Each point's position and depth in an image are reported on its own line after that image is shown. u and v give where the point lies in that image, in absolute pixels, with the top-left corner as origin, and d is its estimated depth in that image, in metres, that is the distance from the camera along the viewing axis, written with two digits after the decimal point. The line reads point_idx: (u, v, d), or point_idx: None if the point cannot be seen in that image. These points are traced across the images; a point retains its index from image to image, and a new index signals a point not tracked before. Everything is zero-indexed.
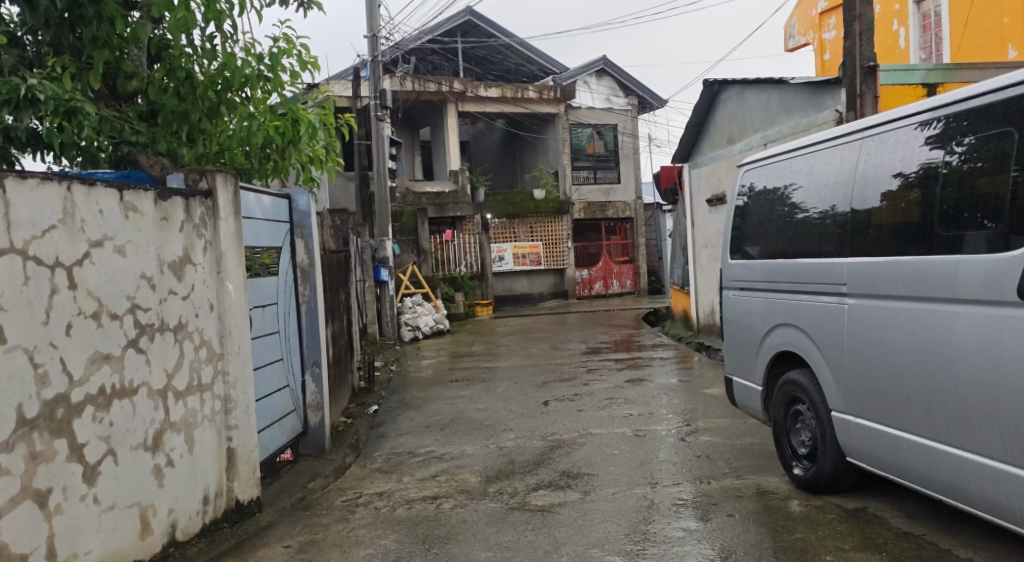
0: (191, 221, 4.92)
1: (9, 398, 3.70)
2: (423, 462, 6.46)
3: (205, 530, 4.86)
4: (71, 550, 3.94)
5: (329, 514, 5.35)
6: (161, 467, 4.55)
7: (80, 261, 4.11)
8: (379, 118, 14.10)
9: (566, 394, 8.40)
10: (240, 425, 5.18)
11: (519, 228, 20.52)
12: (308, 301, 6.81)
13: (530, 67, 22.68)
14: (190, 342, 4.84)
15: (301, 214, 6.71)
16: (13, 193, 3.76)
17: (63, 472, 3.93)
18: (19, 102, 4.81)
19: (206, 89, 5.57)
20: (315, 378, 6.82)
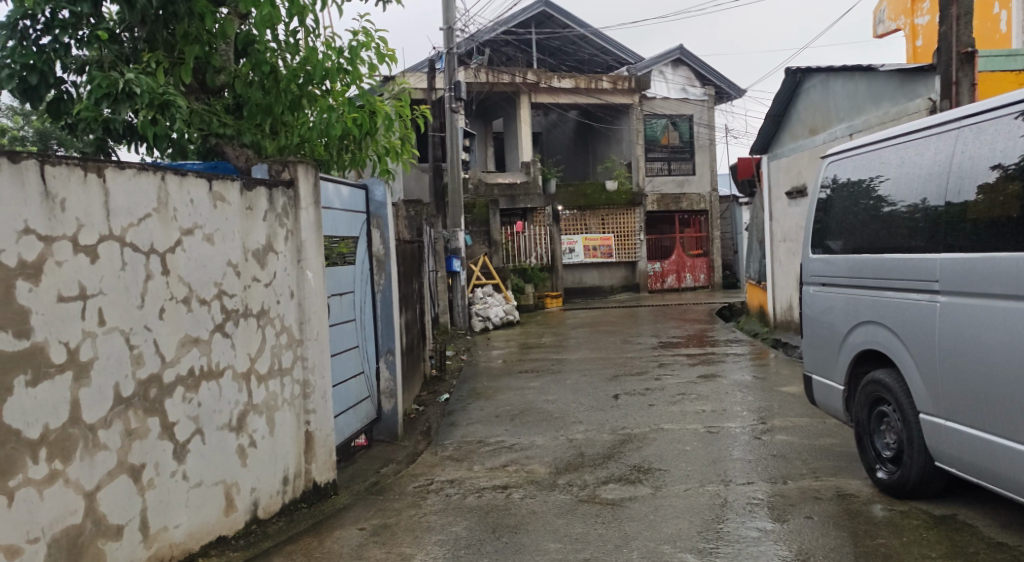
0: (274, 211, 5.06)
1: (107, 377, 3.88)
2: (493, 451, 6.54)
3: (285, 510, 5.03)
4: (161, 523, 4.13)
5: (402, 499, 5.47)
6: (244, 447, 4.71)
7: (173, 248, 4.28)
8: (453, 109, 14.23)
9: (637, 388, 8.38)
10: (318, 409, 5.33)
11: (591, 219, 20.42)
12: (382, 290, 6.96)
13: (605, 58, 22.55)
14: (272, 327, 5.00)
15: (377, 205, 6.84)
16: (111, 182, 3.93)
17: (154, 449, 4.11)
18: (118, 94, 5.14)
19: (289, 82, 5.66)
20: (389, 364, 6.95)
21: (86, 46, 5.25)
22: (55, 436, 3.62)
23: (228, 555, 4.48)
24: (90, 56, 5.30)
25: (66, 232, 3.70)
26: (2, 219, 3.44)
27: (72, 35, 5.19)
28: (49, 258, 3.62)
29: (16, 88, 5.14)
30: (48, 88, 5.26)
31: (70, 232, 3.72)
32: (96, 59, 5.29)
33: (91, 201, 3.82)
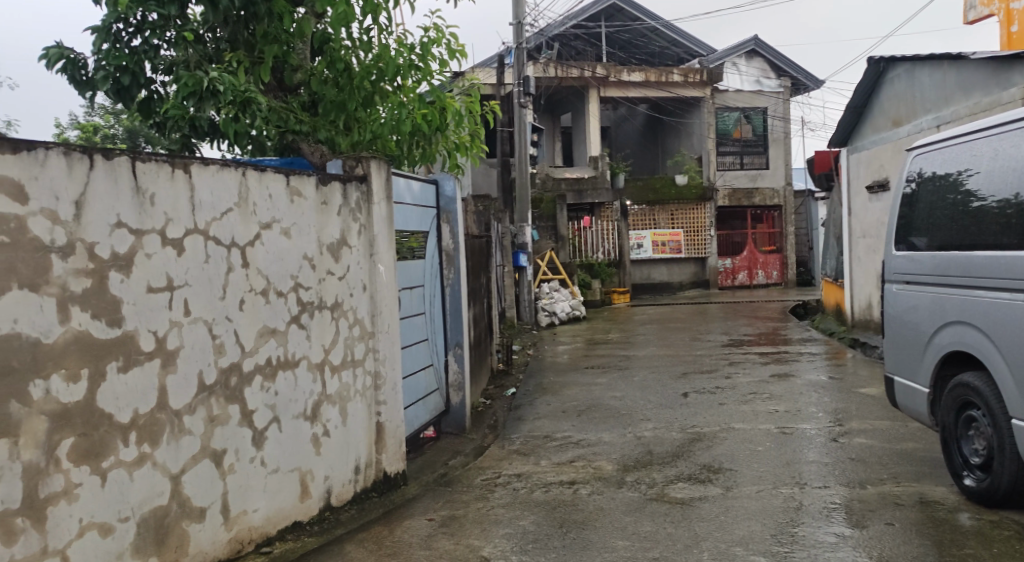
0: (348, 206, 5.16)
1: (192, 365, 4.01)
2: (560, 446, 6.54)
3: (356, 498, 5.13)
4: (241, 507, 4.26)
5: (470, 492, 5.51)
6: (318, 436, 4.82)
7: (252, 242, 4.40)
8: (522, 104, 14.24)
9: (707, 386, 8.27)
10: (389, 400, 5.41)
11: (659, 214, 20.26)
12: (452, 284, 7.04)
13: (676, 50, 22.28)
14: (345, 320, 5.09)
15: (447, 200, 6.91)
16: (196, 178, 4.06)
17: (235, 435, 4.24)
18: (203, 92, 5.29)
19: (362, 79, 5.80)
20: (457, 358, 7.01)
21: (173, 47, 5.58)
22: (144, 421, 3.76)
23: (303, 540, 4.60)
24: (177, 57, 5.58)
25: (154, 225, 3.83)
26: (97, 213, 3.57)
27: (161, 36, 5.51)
28: (139, 250, 3.76)
29: (110, 88, 5.56)
30: (139, 87, 5.61)
31: (158, 225, 3.85)
32: (183, 59, 5.55)
33: (177, 196, 3.95)
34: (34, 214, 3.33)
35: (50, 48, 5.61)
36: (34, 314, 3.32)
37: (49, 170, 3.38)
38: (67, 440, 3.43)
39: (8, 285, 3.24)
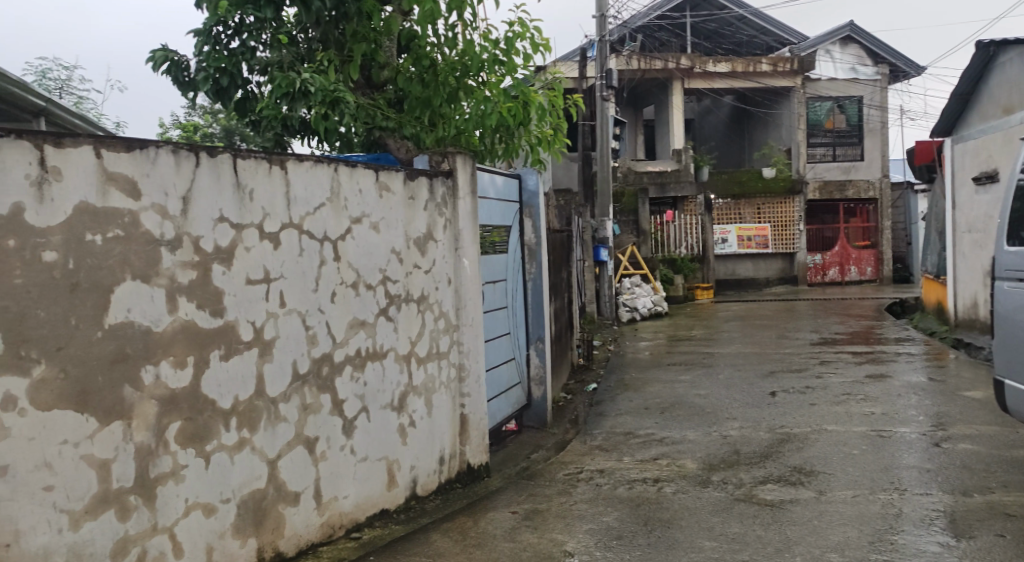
0: (434, 201, 5.20)
1: (287, 354, 4.11)
2: (643, 444, 6.47)
3: (441, 488, 5.18)
4: (332, 493, 4.35)
5: (552, 486, 5.49)
6: (405, 426, 4.88)
7: (343, 236, 4.47)
8: (605, 98, 14.12)
9: (796, 386, 8.06)
10: (473, 392, 5.44)
11: (745, 208, 19.85)
12: (534, 277, 7.04)
13: (765, 39, 21.72)
14: (430, 312, 5.13)
15: (530, 194, 6.89)
16: (292, 173, 4.15)
17: (326, 424, 4.33)
18: (295, 93, 5.49)
19: (447, 75, 5.74)
20: (539, 352, 7.02)
21: (269, 49, 5.81)
22: (244, 407, 3.87)
23: (391, 528, 4.67)
24: (272, 58, 5.81)
25: (253, 220, 3.93)
26: (202, 208, 3.69)
27: (258, 39, 5.79)
28: (239, 244, 3.86)
29: (211, 89, 5.84)
30: (237, 88, 5.86)
31: (257, 220, 3.95)
32: (277, 59, 5.78)
33: (274, 191, 4.05)
34: (146, 209, 3.46)
35: (156, 50, 5.87)
36: (145, 304, 3.45)
37: (159, 167, 3.51)
38: (175, 424, 3.56)
39: (123, 276, 3.37)
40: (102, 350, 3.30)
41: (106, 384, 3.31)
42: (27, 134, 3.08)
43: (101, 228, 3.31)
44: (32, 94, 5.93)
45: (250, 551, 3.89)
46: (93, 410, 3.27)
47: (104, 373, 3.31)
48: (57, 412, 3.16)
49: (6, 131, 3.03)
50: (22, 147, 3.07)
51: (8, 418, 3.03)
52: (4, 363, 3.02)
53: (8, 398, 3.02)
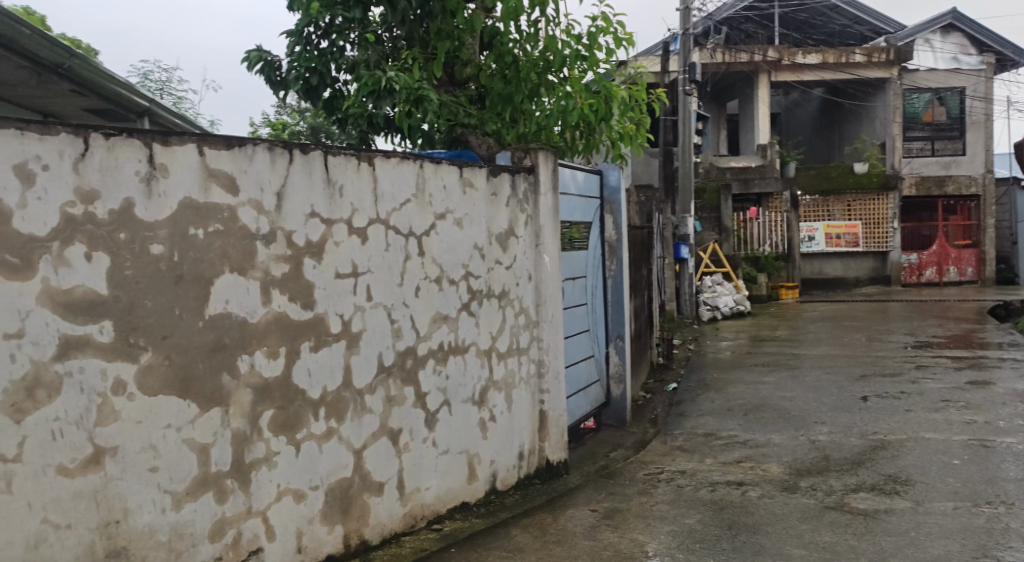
0: (516, 197, 5.18)
1: (373, 347, 4.17)
2: (726, 446, 6.35)
3: (520, 483, 5.19)
4: (415, 484, 4.40)
5: (633, 485, 5.42)
6: (485, 421, 4.89)
7: (428, 232, 4.51)
8: (687, 92, 13.89)
9: (889, 391, 7.78)
10: (552, 389, 5.40)
11: (835, 206, 19.21)
12: (614, 275, 6.97)
13: (859, 28, 21.01)
14: (512, 308, 5.12)
15: (611, 190, 6.83)
16: (380, 170, 4.20)
17: (410, 416, 4.38)
18: (381, 91, 5.63)
19: (529, 71, 5.74)
20: (619, 350, 6.94)
21: (357, 48, 5.92)
22: (332, 398, 3.95)
23: (471, 521, 4.68)
24: (358, 57, 5.93)
25: (342, 215, 4.00)
26: (295, 203, 3.77)
27: (345, 39, 5.89)
28: (329, 239, 3.94)
29: (301, 87, 6.07)
30: (326, 86, 6.06)
31: (346, 216, 4.01)
32: (363, 59, 5.89)
33: (363, 187, 4.11)
34: (243, 204, 3.55)
35: (250, 51, 6.04)
36: (241, 296, 3.55)
37: (256, 164, 3.60)
38: (268, 412, 3.65)
39: (221, 268, 3.47)
40: (202, 340, 3.40)
41: (206, 372, 3.42)
42: (137, 132, 3.19)
43: (202, 223, 3.41)
44: (136, 94, 6.19)
45: (337, 538, 3.97)
46: (193, 396, 3.37)
47: (205, 361, 3.41)
48: (162, 397, 3.27)
49: (119, 130, 3.14)
50: (132, 145, 3.18)
51: (118, 402, 3.14)
52: (115, 349, 3.14)
53: (118, 383, 3.14)
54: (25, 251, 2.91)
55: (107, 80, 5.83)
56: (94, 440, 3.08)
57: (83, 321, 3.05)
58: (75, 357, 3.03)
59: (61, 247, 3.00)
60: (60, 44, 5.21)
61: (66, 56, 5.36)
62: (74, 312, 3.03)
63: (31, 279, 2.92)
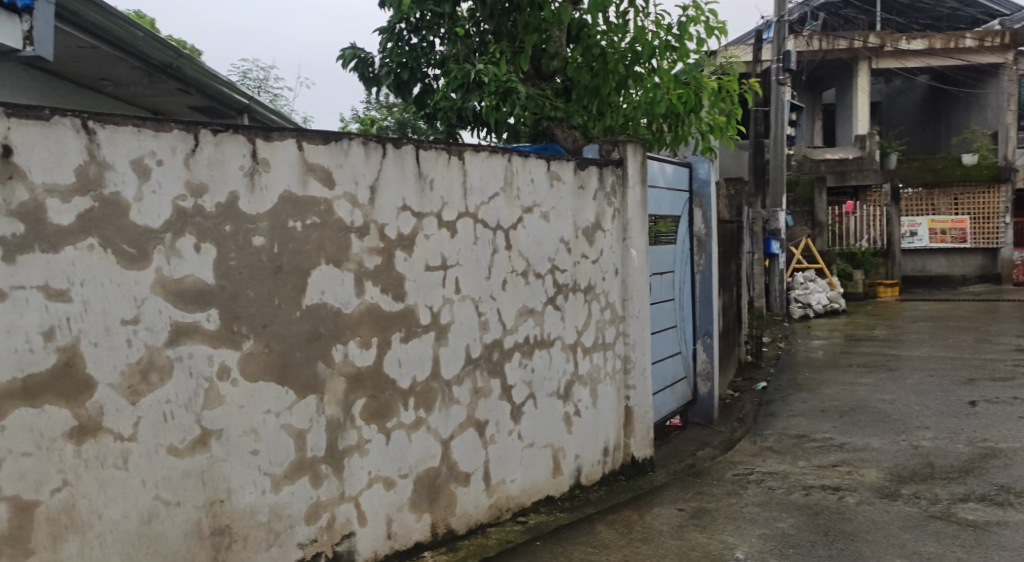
0: (604, 190, 5.11)
1: (460, 339, 4.19)
2: (820, 448, 6.15)
3: (605, 479, 5.15)
4: (500, 476, 4.41)
5: (721, 486, 5.30)
6: (570, 415, 4.87)
7: (515, 225, 4.50)
8: (780, 81, 13.46)
9: (999, 396, 7.40)
10: (638, 385, 5.33)
11: (940, 199, 18.30)
12: (702, 271, 6.83)
13: (970, 11, 19.97)
14: (598, 303, 5.06)
15: (701, 183, 6.68)
16: (469, 163, 4.21)
17: (496, 408, 4.39)
18: (470, 84, 5.69)
19: (617, 62, 5.64)
20: (706, 347, 6.82)
21: (446, 43, 6.00)
22: (421, 388, 3.99)
23: (556, 515, 4.67)
24: (447, 51, 5.98)
25: (433, 209, 4.03)
26: (387, 196, 3.82)
27: (434, 34, 6.03)
28: (420, 232, 3.97)
29: (393, 82, 6.19)
30: (416, 81, 6.16)
31: (436, 209, 4.04)
32: (452, 53, 5.94)
33: (452, 181, 4.13)
34: (339, 197, 3.62)
35: (345, 48, 6.16)
36: (336, 287, 3.61)
37: (351, 158, 3.65)
38: (360, 400, 3.72)
39: (318, 260, 3.55)
40: (299, 328, 3.48)
41: (303, 360, 3.50)
42: (242, 128, 3.28)
43: (301, 215, 3.48)
44: (239, 93, 6.43)
45: (425, 526, 4.01)
46: (291, 383, 3.46)
47: (302, 349, 3.49)
48: (262, 384, 3.36)
49: (226, 125, 3.23)
50: (238, 140, 3.27)
51: (223, 387, 3.24)
52: (221, 337, 3.24)
53: (223, 368, 3.24)
54: (141, 241, 3.02)
55: (213, 80, 6.07)
56: (201, 422, 3.18)
57: (192, 308, 3.16)
58: (185, 344, 3.14)
59: (173, 237, 3.10)
60: (169, 44, 5.41)
61: (174, 56, 5.57)
62: (184, 299, 3.14)
63: (146, 268, 3.03)
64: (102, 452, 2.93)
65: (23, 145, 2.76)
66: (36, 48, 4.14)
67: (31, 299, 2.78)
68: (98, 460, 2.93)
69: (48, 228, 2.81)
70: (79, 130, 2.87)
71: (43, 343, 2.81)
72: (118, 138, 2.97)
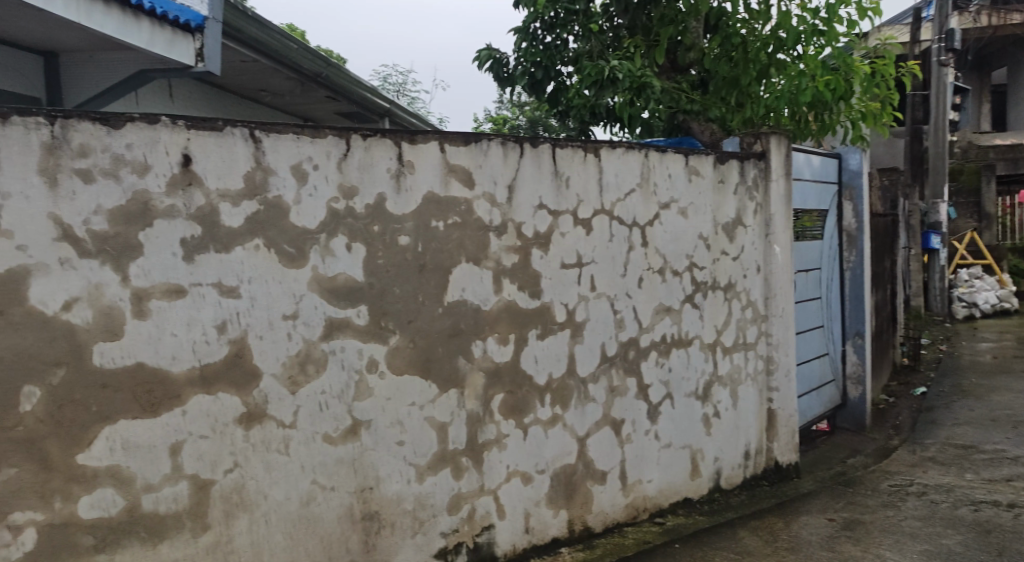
0: (745, 183, 5.01)
1: (596, 337, 4.22)
2: (990, 461, 5.79)
3: (747, 483, 5.06)
4: (637, 476, 4.42)
5: (876, 497, 5.08)
6: (709, 416, 4.81)
7: (652, 222, 4.49)
8: (942, 62, 12.62)
9: None
10: (783, 387, 5.19)
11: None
12: (852, 268, 6.54)
13: None
14: (738, 301, 4.98)
15: (851, 174, 6.42)
16: (605, 160, 4.23)
17: (633, 407, 4.40)
18: (603, 81, 5.73)
19: (758, 51, 5.38)
20: (857, 348, 6.56)
21: (580, 40, 6.09)
22: (557, 385, 4.05)
23: (695, 517, 4.63)
24: (582, 48, 6.09)
25: (569, 207, 4.08)
26: (525, 196, 3.90)
27: (568, 31, 6.11)
28: (556, 230, 4.04)
29: (528, 82, 6.35)
30: (550, 80, 6.26)
31: (572, 207, 4.09)
32: (586, 49, 6.04)
33: (589, 178, 4.17)
34: (478, 197, 3.72)
35: (481, 50, 6.33)
36: (476, 284, 3.72)
37: (490, 159, 3.76)
38: (499, 396, 3.81)
39: (458, 258, 3.67)
40: (441, 325, 3.61)
41: (445, 355, 3.63)
42: (389, 132, 3.43)
43: (443, 215, 3.61)
44: (381, 98, 6.73)
45: (562, 522, 4.07)
46: (434, 377, 3.59)
47: (443, 344, 3.62)
48: (407, 377, 3.51)
49: (374, 130, 3.39)
50: (384, 144, 3.43)
51: (372, 380, 3.41)
52: (370, 332, 3.40)
53: (372, 362, 3.41)
54: (299, 241, 3.22)
55: (357, 86, 6.37)
56: (352, 413, 3.36)
57: (343, 305, 3.33)
58: (338, 338, 3.32)
59: (327, 238, 3.29)
60: (321, 55, 5.73)
61: (324, 66, 5.89)
62: (336, 296, 3.32)
63: (304, 266, 3.23)
64: (267, 436, 3.15)
65: (200, 153, 3.00)
66: (207, 64, 4.76)
67: (207, 295, 3.02)
68: (263, 444, 3.14)
69: (220, 230, 3.04)
70: (247, 138, 3.09)
71: (217, 336, 3.05)
72: (280, 145, 3.17)
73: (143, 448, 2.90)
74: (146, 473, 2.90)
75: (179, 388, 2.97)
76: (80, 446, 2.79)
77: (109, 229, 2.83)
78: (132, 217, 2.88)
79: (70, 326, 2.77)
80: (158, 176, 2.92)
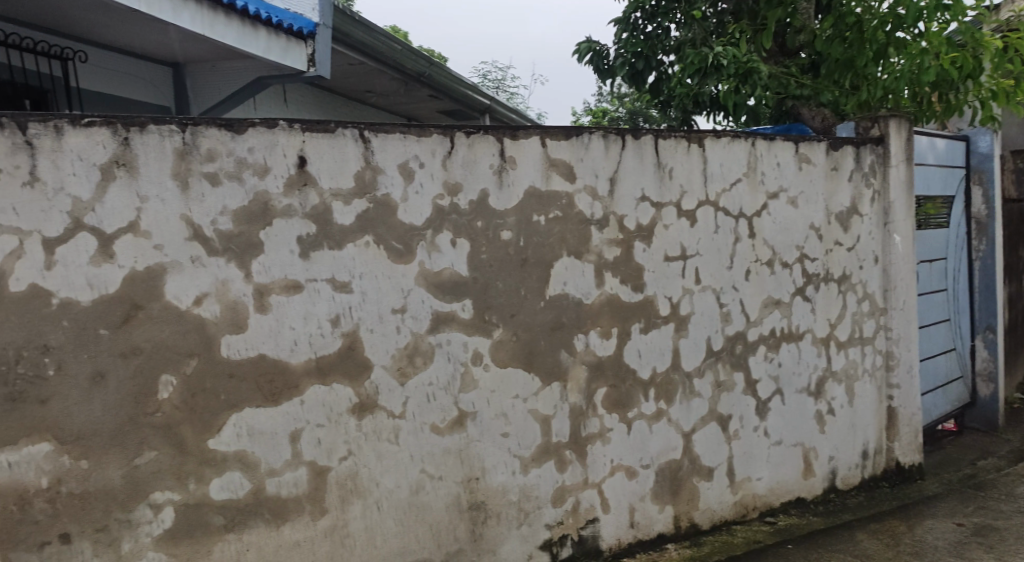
0: (861, 170, 4.85)
1: (702, 330, 4.18)
2: None
3: (865, 484, 4.91)
4: (745, 473, 4.36)
5: (1010, 501, 4.84)
6: (822, 414, 4.69)
7: (759, 212, 4.40)
8: None
9: None
10: (903, 385, 5.01)
11: None
12: (982, 256, 6.27)
13: None
14: (853, 294, 4.83)
15: (980, 157, 6.11)
16: (709, 150, 4.18)
17: (740, 402, 4.34)
18: (708, 68, 5.67)
19: (875, 30, 5.08)
20: (987, 343, 6.26)
21: (683, 27, 6.04)
22: (661, 379, 4.03)
23: (809, 518, 4.53)
24: (684, 36, 6.00)
25: (672, 198, 4.05)
26: (627, 187, 3.90)
27: (670, 19, 6.09)
28: (659, 222, 4.02)
29: (628, 72, 6.33)
30: (651, 70, 6.21)
31: (675, 198, 4.06)
32: (689, 37, 5.95)
33: (693, 168, 4.12)
34: (580, 191, 3.75)
35: (580, 43, 6.34)
36: (578, 278, 3.75)
37: (592, 152, 3.77)
38: (602, 389, 3.83)
39: (560, 252, 3.70)
40: (544, 318, 3.66)
41: (547, 348, 3.67)
42: (492, 129, 3.49)
43: (545, 209, 3.65)
44: (482, 94, 6.82)
45: (668, 518, 4.06)
46: (537, 370, 3.64)
47: (546, 338, 3.67)
48: (511, 370, 3.57)
49: (478, 127, 3.46)
50: (488, 140, 3.49)
51: (477, 371, 3.49)
52: (475, 325, 3.48)
53: (477, 354, 3.48)
54: (407, 238, 3.32)
55: (459, 84, 6.48)
56: (459, 404, 3.44)
57: (449, 299, 3.42)
58: (444, 331, 3.41)
59: (433, 234, 3.38)
60: (424, 55, 5.85)
61: (427, 65, 6.01)
62: (443, 291, 3.40)
63: (412, 262, 3.33)
64: (378, 426, 3.26)
65: (315, 154, 3.13)
66: (317, 69, 5.03)
67: (322, 290, 3.15)
68: (375, 433, 3.26)
69: (334, 228, 3.17)
70: (357, 139, 3.20)
71: (331, 328, 3.18)
72: (388, 144, 3.27)
73: (266, 435, 3.05)
74: (270, 458, 3.05)
75: (297, 378, 3.11)
76: (211, 432, 2.95)
77: (234, 229, 2.99)
78: (253, 217, 3.03)
79: (201, 319, 2.94)
80: (277, 177, 3.06)
